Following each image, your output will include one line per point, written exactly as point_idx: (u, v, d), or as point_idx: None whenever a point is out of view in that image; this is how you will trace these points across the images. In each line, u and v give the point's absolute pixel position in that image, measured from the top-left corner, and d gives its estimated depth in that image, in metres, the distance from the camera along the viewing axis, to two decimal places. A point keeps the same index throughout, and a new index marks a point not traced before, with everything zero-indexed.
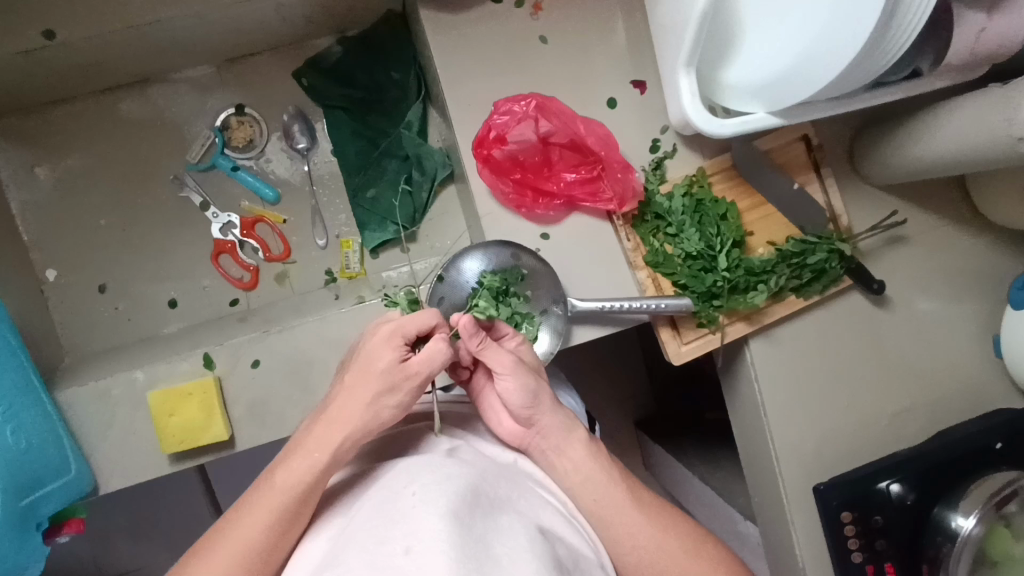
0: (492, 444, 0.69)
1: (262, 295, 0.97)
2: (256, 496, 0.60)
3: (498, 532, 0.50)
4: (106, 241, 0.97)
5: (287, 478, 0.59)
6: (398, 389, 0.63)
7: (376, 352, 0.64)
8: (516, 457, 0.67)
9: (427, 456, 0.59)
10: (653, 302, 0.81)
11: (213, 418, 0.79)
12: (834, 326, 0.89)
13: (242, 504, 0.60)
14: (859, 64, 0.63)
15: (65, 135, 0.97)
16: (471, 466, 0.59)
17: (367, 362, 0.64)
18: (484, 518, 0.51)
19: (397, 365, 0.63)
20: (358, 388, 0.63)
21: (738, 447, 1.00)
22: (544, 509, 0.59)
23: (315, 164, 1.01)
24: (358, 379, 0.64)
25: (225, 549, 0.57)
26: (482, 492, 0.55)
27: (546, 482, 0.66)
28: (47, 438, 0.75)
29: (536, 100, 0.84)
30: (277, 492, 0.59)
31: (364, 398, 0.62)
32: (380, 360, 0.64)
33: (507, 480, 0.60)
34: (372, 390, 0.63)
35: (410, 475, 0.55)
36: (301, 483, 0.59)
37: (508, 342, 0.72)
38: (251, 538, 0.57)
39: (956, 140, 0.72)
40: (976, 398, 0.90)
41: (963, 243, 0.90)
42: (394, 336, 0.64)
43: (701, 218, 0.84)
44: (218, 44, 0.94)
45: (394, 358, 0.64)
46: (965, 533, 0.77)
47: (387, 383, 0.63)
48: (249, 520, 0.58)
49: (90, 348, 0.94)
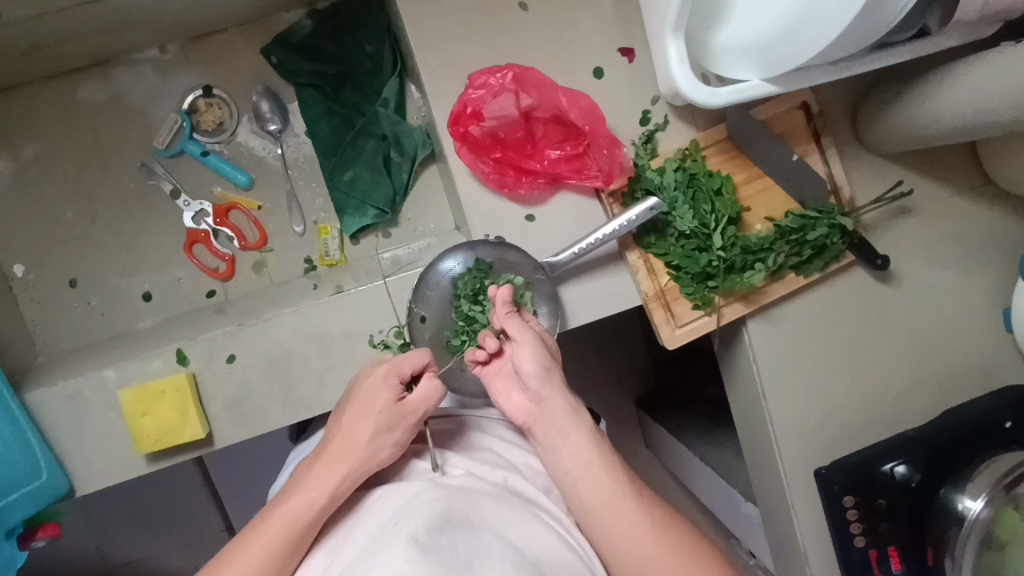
0: (482, 461, 0.65)
1: (240, 285, 0.94)
2: (248, 538, 0.57)
3: (482, 555, 0.49)
4: (73, 233, 0.94)
5: (284, 517, 0.57)
6: (396, 428, 0.62)
7: (372, 394, 0.64)
8: (507, 475, 0.63)
9: (412, 482, 0.57)
10: (622, 220, 0.77)
11: (188, 417, 0.76)
12: (836, 304, 0.85)
13: (233, 547, 0.57)
14: (862, 24, 0.57)
15: (25, 123, 0.93)
16: (455, 488, 0.57)
17: (365, 403, 0.64)
18: (467, 542, 0.49)
19: (395, 405, 0.63)
20: (357, 429, 0.62)
21: (737, 429, 0.96)
22: (540, 528, 0.56)
23: (288, 147, 0.96)
24: (354, 421, 0.63)
25: None
26: (467, 515, 0.53)
27: (538, 498, 0.62)
28: (15, 446, 0.73)
29: (513, 71, 0.79)
30: (271, 533, 0.56)
31: (363, 436, 0.62)
32: (376, 403, 0.63)
33: (496, 497, 0.57)
34: (370, 430, 0.62)
35: (392, 507, 0.54)
36: (298, 524, 0.57)
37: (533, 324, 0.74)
38: None
39: (967, 103, 0.66)
40: (985, 373, 0.87)
41: (973, 212, 0.85)
42: (389, 374, 0.65)
43: (695, 194, 0.80)
44: (178, 22, 0.89)
45: (389, 399, 0.63)
46: (973, 515, 0.75)
47: (384, 422, 0.62)
48: (241, 566, 0.55)
49: (63, 345, 0.91)
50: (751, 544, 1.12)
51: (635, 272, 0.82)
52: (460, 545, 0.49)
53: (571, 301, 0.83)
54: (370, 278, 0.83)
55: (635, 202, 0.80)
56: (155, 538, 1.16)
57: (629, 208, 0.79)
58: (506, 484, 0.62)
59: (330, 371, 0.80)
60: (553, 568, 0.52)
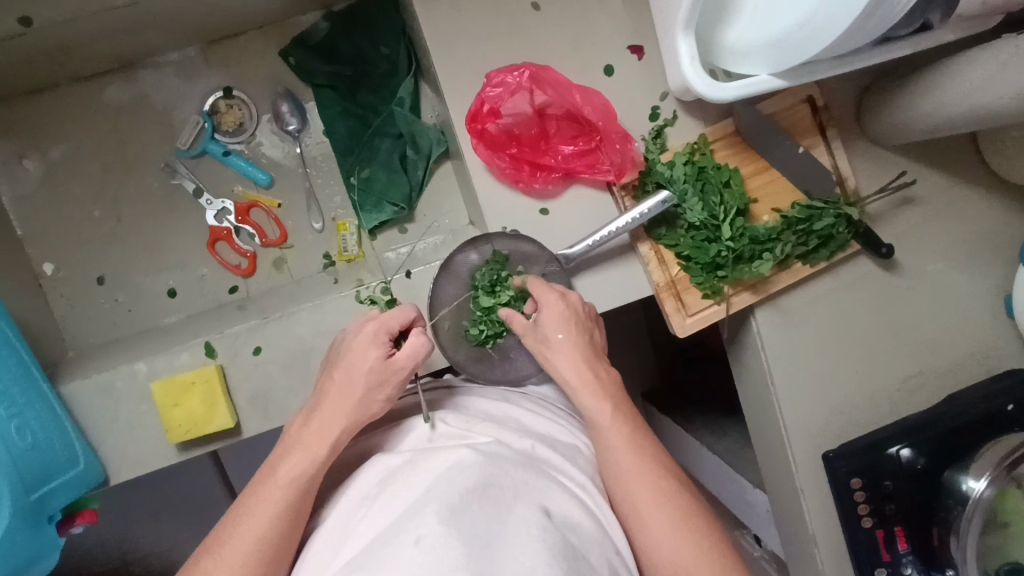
0: (509, 429, 0.67)
1: (261, 281, 0.97)
2: (256, 494, 0.60)
3: (508, 523, 0.52)
4: (100, 231, 0.96)
5: (290, 472, 0.61)
6: (386, 383, 0.66)
7: (360, 355, 0.66)
8: (534, 443, 0.65)
9: (444, 450, 0.60)
10: (635, 212, 0.80)
11: (217, 407, 0.79)
12: (842, 292, 0.88)
13: (243, 504, 0.60)
14: (865, 22, 0.59)
15: (52, 125, 0.96)
16: (487, 452, 0.59)
17: (353, 363, 0.66)
18: (494, 510, 0.52)
19: (384, 362, 0.66)
20: (347, 386, 0.66)
21: (746, 415, 0.99)
22: (564, 497, 0.59)
23: (307, 145, 0.98)
24: (343, 382, 0.66)
25: (233, 547, 0.57)
26: (495, 483, 0.55)
27: (564, 467, 0.64)
28: (55, 436, 0.76)
29: (529, 70, 0.81)
30: (279, 489, 0.60)
31: (355, 394, 0.65)
32: (364, 362, 0.66)
33: (524, 465, 0.59)
34: (360, 388, 0.65)
35: (425, 471, 0.56)
36: (304, 478, 0.61)
37: (540, 299, 0.74)
38: (260, 533, 0.57)
39: (970, 94, 0.68)
40: (988, 360, 0.89)
41: (975, 202, 0.88)
42: (378, 333, 0.67)
43: (703, 186, 0.82)
44: (200, 25, 0.91)
45: (379, 356, 0.66)
46: (976, 495, 0.76)
47: (375, 379, 0.66)
48: (251, 521, 0.58)
49: (93, 341, 0.94)
50: (758, 531, 1.15)
51: (646, 263, 0.85)
52: (486, 514, 0.52)
53: (585, 291, 0.86)
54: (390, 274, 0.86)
55: (648, 196, 0.83)
56: (176, 529, 1.19)
57: (641, 201, 0.82)
58: (533, 452, 0.64)
59: None
60: (578, 535, 0.55)
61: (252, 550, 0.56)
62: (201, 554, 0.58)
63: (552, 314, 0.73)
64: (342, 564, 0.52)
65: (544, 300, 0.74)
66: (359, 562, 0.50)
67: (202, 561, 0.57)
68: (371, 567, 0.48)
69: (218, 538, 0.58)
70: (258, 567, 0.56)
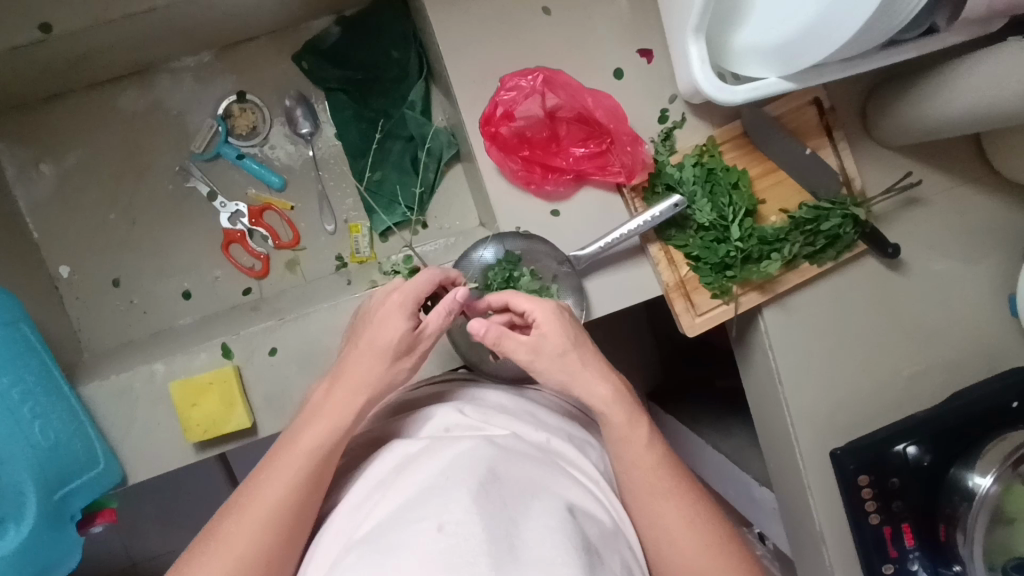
0: (525, 422, 0.68)
1: (274, 283, 0.98)
2: (278, 460, 0.61)
3: (525, 512, 0.53)
4: (116, 235, 0.98)
5: (312, 442, 0.61)
6: (414, 353, 0.68)
7: (388, 323, 0.66)
8: (549, 437, 0.67)
9: (461, 440, 0.60)
10: (646, 216, 0.82)
11: (234, 408, 0.80)
12: (848, 292, 0.89)
13: (263, 470, 0.61)
14: (873, 25, 0.61)
15: (66, 130, 0.97)
16: (503, 445, 0.60)
17: (380, 332, 0.66)
18: (511, 499, 0.53)
19: (412, 332, 0.67)
20: (371, 355, 0.66)
21: (753, 414, 1.00)
22: (578, 492, 0.60)
23: (318, 148, 1.00)
24: (368, 350, 0.66)
25: (253, 512, 0.58)
26: (512, 473, 0.56)
27: (577, 461, 0.66)
28: (75, 438, 0.77)
29: (542, 74, 0.82)
30: (300, 456, 0.60)
31: (380, 367, 0.66)
32: (392, 332, 0.66)
33: (539, 461, 0.61)
34: (387, 359, 0.66)
35: (442, 458, 0.57)
36: (323, 449, 0.61)
37: (545, 329, 0.68)
38: (279, 501, 0.58)
39: (977, 98, 0.70)
40: (991, 358, 0.90)
41: (978, 201, 0.89)
42: (406, 303, 0.67)
43: (712, 188, 0.84)
44: (215, 31, 0.92)
45: (407, 327, 0.67)
46: (982, 491, 0.78)
47: (402, 350, 0.67)
48: (272, 486, 0.59)
49: (108, 342, 0.96)
50: (763, 529, 1.16)
51: (656, 263, 0.86)
52: (505, 502, 0.53)
53: (596, 292, 0.87)
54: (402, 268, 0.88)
55: (658, 198, 0.84)
56: (187, 531, 1.20)
57: (652, 205, 0.84)
58: (547, 446, 0.65)
59: None
60: (592, 528, 0.57)
61: (271, 515, 0.57)
62: (221, 517, 0.59)
63: (565, 347, 0.67)
64: (357, 542, 0.52)
65: (550, 331, 0.67)
66: (376, 542, 0.50)
67: (223, 523, 0.58)
68: (392, 547, 0.49)
69: (240, 502, 0.59)
70: (277, 533, 0.57)
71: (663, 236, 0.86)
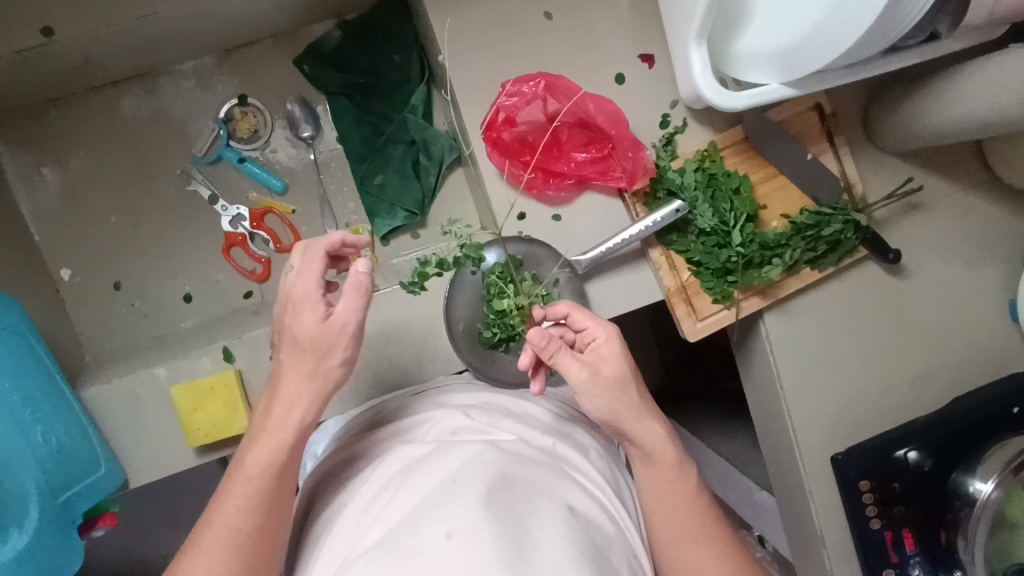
0: (530, 427, 0.68)
1: (276, 286, 0.98)
2: (231, 485, 0.61)
3: (535, 516, 0.53)
4: (118, 238, 0.98)
5: (256, 462, 0.61)
6: (333, 346, 0.61)
7: (297, 321, 0.61)
8: (555, 441, 0.67)
9: (468, 444, 0.60)
10: (648, 221, 0.82)
11: (237, 412, 0.80)
12: (850, 297, 0.89)
13: (221, 494, 0.61)
14: (877, 31, 0.61)
15: (68, 134, 0.97)
16: (509, 450, 0.60)
17: (292, 332, 0.62)
18: (520, 503, 0.53)
19: (324, 324, 0.61)
20: (297, 359, 0.62)
21: (755, 419, 1.00)
22: (582, 497, 0.60)
23: (320, 152, 1.00)
24: (293, 353, 0.62)
25: (211, 537, 0.58)
26: (518, 478, 0.56)
27: (582, 466, 0.66)
28: (77, 441, 0.77)
29: (545, 79, 0.82)
30: (249, 481, 0.60)
31: (307, 369, 0.62)
32: (303, 329, 0.61)
33: (545, 464, 0.61)
34: (312, 359, 0.62)
35: (450, 462, 0.57)
36: (272, 467, 0.61)
37: (603, 350, 0.67)
38: (237, 525, 0.58)
39: (979, 105, 0.70)
40: (993, 363, 0.90)
41: (980, 207, 0.89)
42: (304, 297, 0.61)
43: (714, 193, 0.83)
44: (218, 34, 0.92)
45: (316, 319, 0.61)
46: (984, 497, 0.79)
47: (319, 346, 0.61)
48: (229, 509, 0.59)
49: (110, 346, 0.96)
50: (763, 532, 1.16)
51: (657, 268, 0.86)
52: (514, 505, 0.53)
53: (598, 296, 0.87)
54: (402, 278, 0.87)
55: (660, 203, 0.84)
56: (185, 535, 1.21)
57: (654, 210, 0.84)
58: (553, 450, 0.65)
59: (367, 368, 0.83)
60: (598, 533, 0.57)
61: (230, 540, 0.58)
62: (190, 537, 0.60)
63: (625, 370, 0.66)
64: (366, 545, 0.52)
65: (609, 353, 0.66)
66: (386, 545, 0.50)
67: (187, 551, 0.58)
68: (402, 553, 0.49)
69: (203, 526, 0.60)
70: (236, 559, 0.57)
71: (665, 242, 0.86)
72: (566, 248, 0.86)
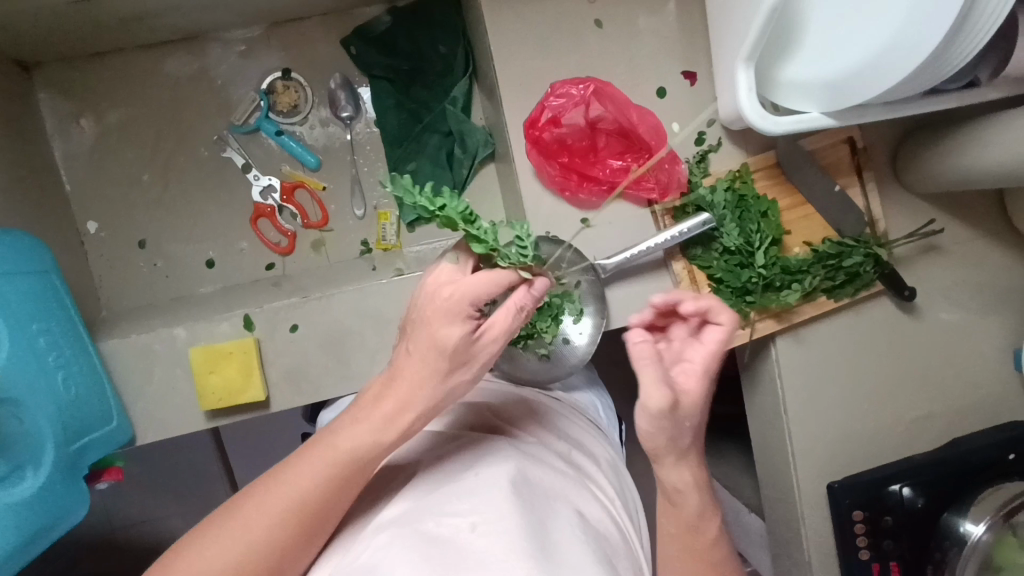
0: (549, 435, 0.70)
1: (297, 261, 0.99)
2: (314, 451, 0.57)
3: (555, 518, 0.54)
4: (147, 196, 0.99)
5: (352, 442, 0.57)
6: (471, 361, 0.60)
7: (440, 326, 0.57)
8: (571, 450, 0.69)
9: (494, 442, 0.62)
10: (674, 230, 0.83)
11: (252, 379, 0.81)
12: (861, 330, 0.90)
13: (297, 456, 0.58)
14: (921, 72, 0.63)
15: (110, 89, 0.98)
16: (531, 455, 0.62)
17: (430, 335, 0.58)
18: (541, 503, 0.55)
19: (469, 339, 0.58)
20: (428, 361, 0.58)
21: (754, 440, 1.02)
22: (598, 508, 0.61)
23: (356, 133, 1.01)
24: (425, 354, 0.58)
25: (276, 496, 0.55)
26: (539, 480, 0.58)
27: (597, 478, 0.67)
28: (93, 391, 0.77)
29: (593, 84, 0.84)
30: (339, 457, 0.57)
31: (435, 376, 0.58)
32: (447, 337, 0.57)
33: (565, 472, 0.62)
34: (441, 368, 0.58)
35: (474, 458, 0.59)
36: (366, 454, 0.57)
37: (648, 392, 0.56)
38: (305, 495, 0.55)
39: (1009, 155, 0.71)
40: (991, 409, 0.92)
41: (995, 256, 0.91)
42: (460, 306, 0.57)
43: (742, 213, 0.85)
44: (269, 7, 0.93)
45: (462, 332, 0.57)
46: (974, 538, 0.79)
47: (456, 356, 0.58)
48: (305, 475, 0.56)
49: (127, 302, 0.97)
50: (748, 554, 1.17)
51: (678, 281, 0.88)
52: (537, 503, 0.54)
53: (616, 302, 0.89)
54: (426, 265, 0.88)
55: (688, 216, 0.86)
56: (174, 498, 1.22)
57: (680, 221, 0.85)
58: (570, 459, 0.67)
59: (384, 348, 0.84)
60: (611, 543, 0.57)
61: (291, 507, 0.54)
62: (253, 486, 0.58)
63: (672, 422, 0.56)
64: (388, 522, 0.54)
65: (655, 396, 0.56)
66: (408, 524, 0.52)
67: (244, 499, 0.56)
68: (425, 532, 0.50)
69: (266, 482, 0.57)
70: (294, 527, 0.54)
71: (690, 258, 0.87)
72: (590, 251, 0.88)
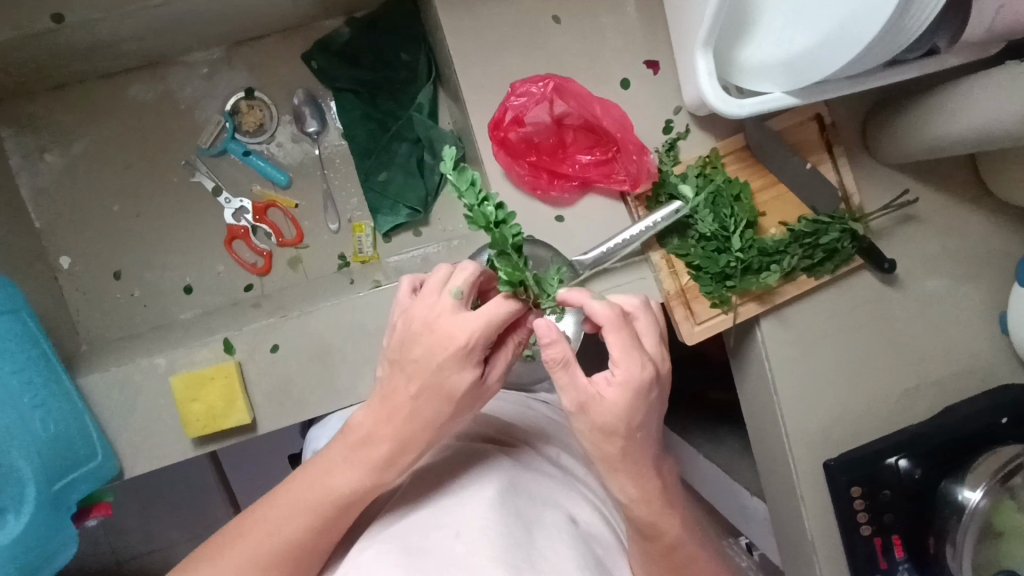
0: (538, 437, 0.70)
1: (275, 280, 0.98)
2: (296, 486, 0.57)
3: (542, 525, 0.53)
4: (119, 226, 0.98)
5: (336, 481, 0.56)
6: (475, 405, 0.58)
7: (447, 373, 0.54)
8: (559, 452, 0.68)
9: (479, 450, 0.62)
10: (648, 221, 0.83)
11: (235, 403, 0.80)
12: (844, 306, 0.90)
13: (280, 491, 0.57)
14: (879, 44, 0.62)
15: (73, 121, 0.97)
16: (518, 462, 0.61)
17: (433, 382, 0.54)
18: (529, 510, 0.54)
19: (477, 384, 0.56)
20: (427, 408, 0.55)
21: (748, 423, 1.01)
22: (586, 509, 0.61)
23: (325, 147, 1.00)
24: (426, 400, 0.55)
25: (258, 535, 0.55)
26: (526, 487, 0.57)
27: (586, 478, 0.66)
28: (74, 427, 0.76)
29: (553, 82, 0.84)
30: (324, 497, 0.55)
31: (434, 424, 0.56)
32: (455, 384, 0.54)
33: (552, 476, 0.62)
34: (445, 415, 0.56)
35: (459, 469, 0.59)
36: (350, 494, 0.56)
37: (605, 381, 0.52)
38: (287, 534, 0.54)
39: (973, 120, 0.71)
40: (980, 374, 0.92)
41: (973, 221, 0.91)
42: (472, 352, 0.54)
43: (715, 199, 0.84)
44: (227, 27, 0.92)
45: (471, 379, 0.55)
46: (973, 505, 0.78)
47: (460, 403, 0.56)
48: (287, 514, 0.55)
49: (107, 334, 0.96)
50: (753, 539, 1.17)
51: (657, 270, 0.88)
52: (523, 511, 0.54)
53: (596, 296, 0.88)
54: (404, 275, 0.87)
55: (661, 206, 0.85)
56: (174, 526, 1.21)
57: (655, 211, 0.85)
58: (558, 461, 0.67)
59: (367, 361, 0.83)
60: (600, 545, 0.57)
61: (275, 547, 0.54)
62: (236, 521, 0.57)
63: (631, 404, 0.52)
64: (375, 539, 0.53)
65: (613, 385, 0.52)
66: (394, 540, 0.52)
67: (228, 538, 0.55)
68: (410, 546, 0.50)
69: (249, 520, 0.56)
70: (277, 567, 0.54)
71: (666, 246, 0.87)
72: (566, 247, 0.87)
